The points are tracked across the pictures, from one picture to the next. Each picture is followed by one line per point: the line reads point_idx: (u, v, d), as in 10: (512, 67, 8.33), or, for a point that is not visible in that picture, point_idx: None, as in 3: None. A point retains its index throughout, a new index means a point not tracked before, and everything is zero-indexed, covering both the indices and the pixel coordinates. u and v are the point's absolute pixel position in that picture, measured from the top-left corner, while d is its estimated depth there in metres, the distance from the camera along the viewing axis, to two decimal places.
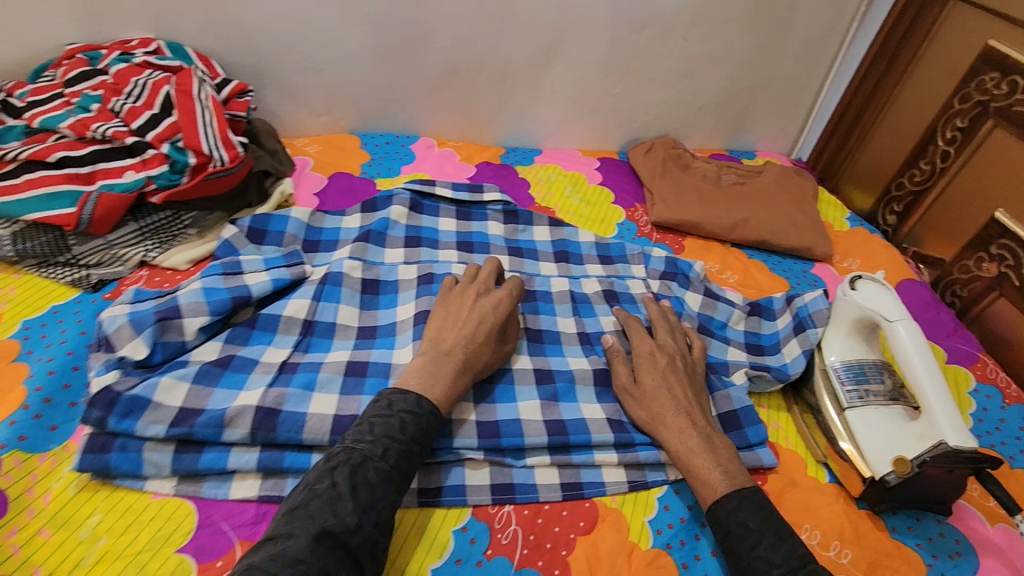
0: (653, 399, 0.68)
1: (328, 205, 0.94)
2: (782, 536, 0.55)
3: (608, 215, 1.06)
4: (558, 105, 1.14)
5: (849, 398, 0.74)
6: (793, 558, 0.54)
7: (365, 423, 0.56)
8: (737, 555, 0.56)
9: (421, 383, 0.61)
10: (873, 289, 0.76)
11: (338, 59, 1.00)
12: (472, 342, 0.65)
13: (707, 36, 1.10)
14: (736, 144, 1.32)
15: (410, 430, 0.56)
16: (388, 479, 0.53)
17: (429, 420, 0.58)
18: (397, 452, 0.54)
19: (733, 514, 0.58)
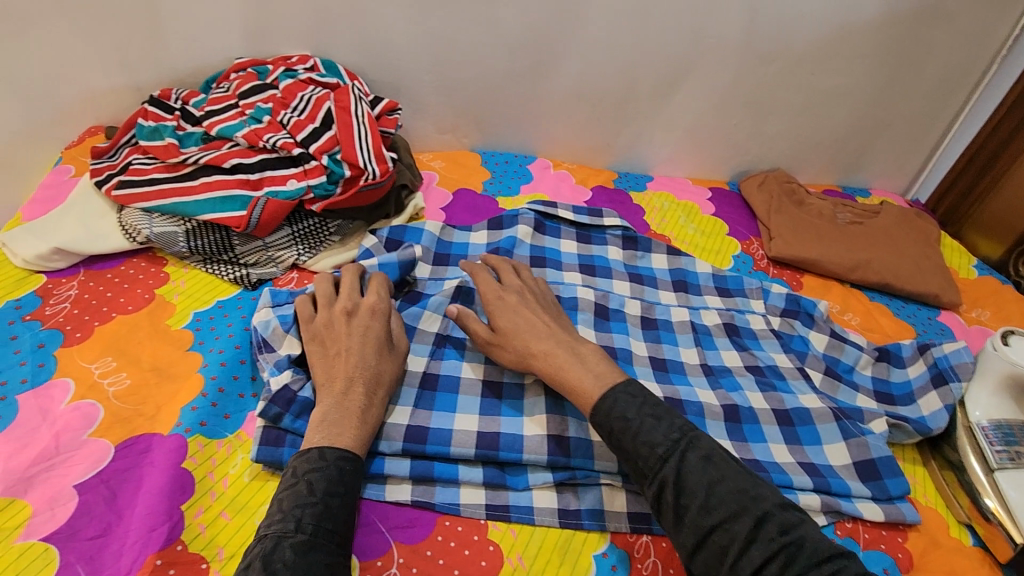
0: (514, 335, 0.69)
1: (455, 221, 0.98)
2: (660, 417, 0.57)
3: (723, 246, 1.05)
4: (674, 133, 1.15)
5: (999, 459, 0.71)
6: (674, 432, 0.56)
7: (273, 503, 0.53)
8: (624, 449, 0.57)
9: (325, 434, 0.57)
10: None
11: (471, 80, 1.04)
12: (366, 370, 0.63)
13: (836, 71, 1.08)
14: (849, 181, 1.29)
15: (321, 487, 0.53)
16: (311, 548, 0.49)
17: (340, 467, 0.55)
18: (313, 516, 0.51)
19: (615, 411, 0.58)
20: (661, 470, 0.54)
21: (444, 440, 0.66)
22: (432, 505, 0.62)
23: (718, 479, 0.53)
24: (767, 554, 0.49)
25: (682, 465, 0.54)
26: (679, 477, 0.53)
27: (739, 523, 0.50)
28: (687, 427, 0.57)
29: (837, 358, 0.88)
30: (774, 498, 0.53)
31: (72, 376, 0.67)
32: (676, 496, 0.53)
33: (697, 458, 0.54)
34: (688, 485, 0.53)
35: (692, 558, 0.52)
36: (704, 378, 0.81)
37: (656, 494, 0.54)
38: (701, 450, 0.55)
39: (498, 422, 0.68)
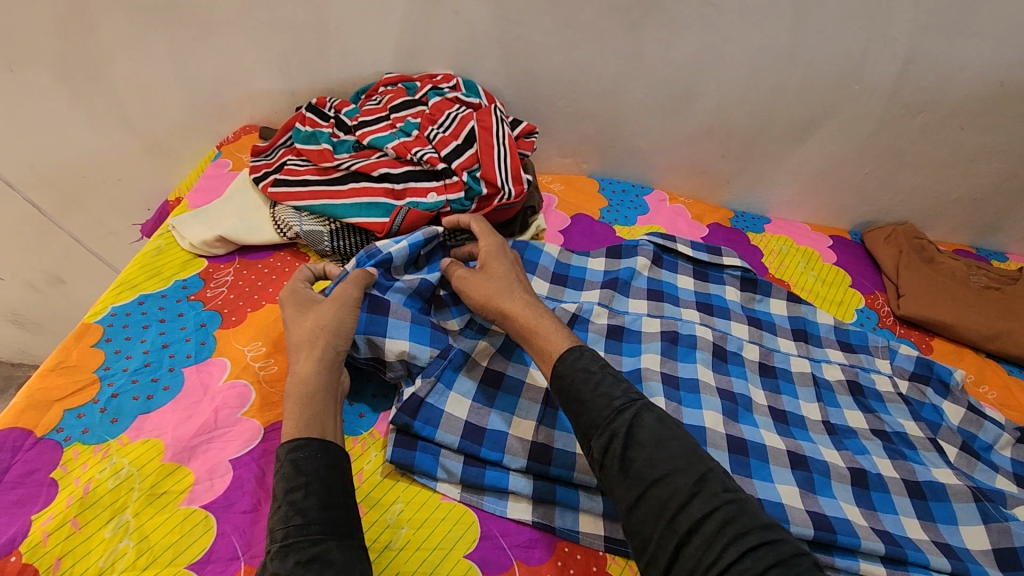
0: (501, 280, 0.72)
1: (573, 245, 1.00)
2: (619, 379, 0.59)
3: (846, 298, 1.01)
4: (799, 177, 1.12)
5: None
6: (632, 392, 0.57)
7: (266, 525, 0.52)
8: (580, 400, 0.57)
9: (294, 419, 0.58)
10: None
11: (601, 109, 1.06)
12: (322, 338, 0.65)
13: (988, 128, 1.02)
14: (983, 243, 1.21)
15: (280, 489, 0.51)
16: (286, 552, 0.47)
17: (291, 463, 0.53)
18: (279, 523, 0.49)
19: (580, 365, 0.60)
20: (614, 421, 0.54)
21: (569, 463, 0.66)
22: (553, 528, 0.62)
23: (669, 436, 0.53)
24: (707, 509, 0.48)
25: (636, 419, 0.54)
26: (630, 431, 0.54)
27: (682, 479, 0.50)
28: (644, 395, 0.58)
29: (973, 433, 0.82)
30: (715, 462, 0.53)
31: (228, 357, 0.72)
32: (624, 447, 0.53)
33: (652, 417, 0.55)
34: (638, 438, 0.53)
35: (630, 513, 0.51)
36: (828, 437, 0.78)
37: (604, 444, 0.54)
38: (656, 412, 0.55)
39: None
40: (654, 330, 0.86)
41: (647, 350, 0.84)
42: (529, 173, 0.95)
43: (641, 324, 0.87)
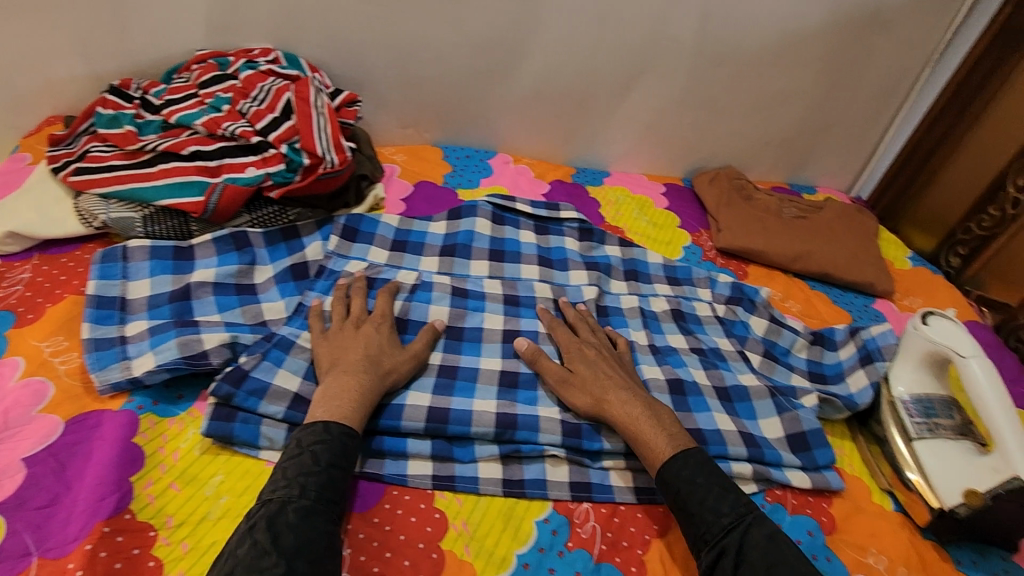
0: (588, 381, 0.72)
1: (414, 212, 1.01)
2: (727, 489, 0.62)
3: (674, 238, 1.10)
4: (630, 131, 1.20)
5: (918, 429, 0.75)
6: (740, 507, 0.60)
7: (279, 468, 0.57)
8: (687, 513, 0.61)
9: (330, 406, 0.63)
10: (944, 325, 0.77)
11: (432, 76, 1.07)
12: (370, 356, 0.69)
13: (782, 74, 1.14)
14: (797, 179, 1.34)
15: (324, 459, 0.58)
16: (313, 513, 0.54)
17: (343, 441, 0.60)
18: (316, 484, 0.56)
19: (682, 471, 0.63)
20: (724, 538, 0.58)
21: (398, 413, 0.69)
22: (381, 476, 0.65)
23: (781, 559, 0.55)
24: None
25: (745, 539, 0.57)
26: (741, 549, 0.57)
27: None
28: (750, 507, 0.61)
29: (774, 341, 0.93)
30: None
31: (22, 355, 0.67)
32: (733, 564, 0.56)
33: (763, 536, 0.58)
34: (751, 558, 0.56)
35: None
36: (652, 356, 0.86)
37: (713, 560, 0.57)
38: (765, 528, 0.58)
39: (450, 400, 0.73)
40: (496, 291, 0.90)
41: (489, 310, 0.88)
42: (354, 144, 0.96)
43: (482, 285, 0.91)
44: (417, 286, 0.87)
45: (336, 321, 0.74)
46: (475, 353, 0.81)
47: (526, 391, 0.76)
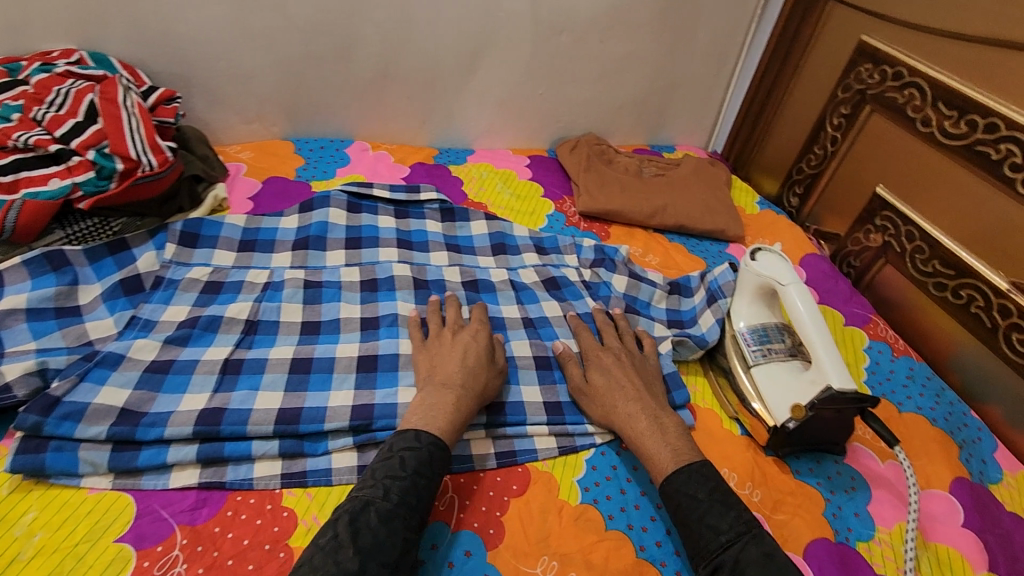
0: (605, 389, 0.73)
1: (262, 208, 0.97)
2: (728, 505, 0.59)
3: (538, 208, 1.12)
4: (486, 107, 1.20)
5: (754, 356, 0.81)
6: (739, 525, 0.58)
7: (369, 471, 0.59)
8: (688, 527, 0.59)
9: (424, 417, 0.64)
10: (769, 258, 0.83)
11: (266, 66, 1.03)
12: (466, 369, 0.69)
13: (622, 39, 1.18)
14: (657, 139, 1.41)
15: (411, 465, 0.58)
16: (394, 518, 0.54)
17: (432, 450, 0.60)
18: (401, 488, 0.56)
19: (684, 485, 0.61)
20: (722, 553, 0.56)
21: (242, 419, 0.65)
22: (222, 484, 0.61)
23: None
24: None
25: (743, 555, 0.55)
26: (737, 566, 0.54)
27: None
28: (753, 525, 0.58)
29: (635, 295, 0.96)
30: None
31: None
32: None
33: (760, 554, 0.55)
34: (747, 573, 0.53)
35: None
36: (524, 330, 0.86)
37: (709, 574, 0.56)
38: (764, 546, 0.55)
39: (303, 398, 0.69)
40: (354, 279, 0.88)
41: (347, 300, 0.85)
42: (177, 147, 0.93)
43: (340, 274, 0.88)
44: (268, 285, 0.84)
45: (435, 325, 0.78)
46: (332, 343, 0.77)
47: (386, 373, 0.74)
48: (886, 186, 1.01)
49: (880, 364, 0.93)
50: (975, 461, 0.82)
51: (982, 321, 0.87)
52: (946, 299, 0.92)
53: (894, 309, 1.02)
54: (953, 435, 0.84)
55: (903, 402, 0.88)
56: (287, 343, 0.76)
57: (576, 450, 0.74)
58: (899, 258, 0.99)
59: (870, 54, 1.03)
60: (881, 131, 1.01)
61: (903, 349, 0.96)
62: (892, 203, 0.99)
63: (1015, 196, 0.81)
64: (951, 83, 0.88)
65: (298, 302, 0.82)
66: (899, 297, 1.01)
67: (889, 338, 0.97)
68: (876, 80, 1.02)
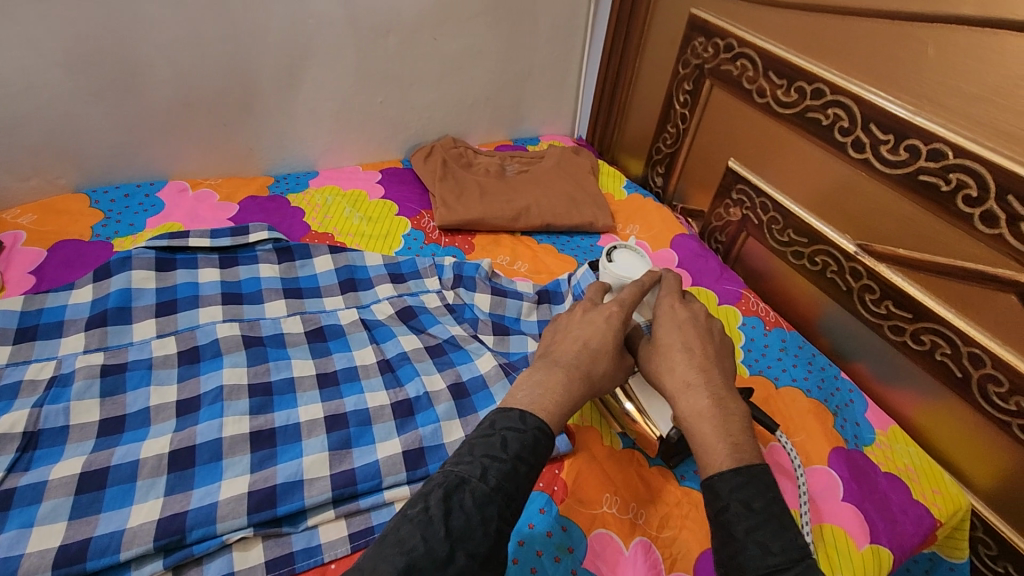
0: (667, 345, 0.62)
1: (47, 283, 0.80)
2: (786, 523, 0.46)
3: (392, 228, 1.02)
4: (321, 123, 1.08)
5: None
6: (797, 550, 0.45)
7: (465, 445, 0.50)
8: (729, 535, 0.47)
9: (530, 397, 0.55)
10: (626, 258, 0.79)
11: (30, 110, 0.86)
12: (585, 351, 0.60)
13: (457, 33, 1.10)
14: (519, 132, 1.34)
15: (513, 448, 0.49)
16: (490, 503, 0.45)
17: (539, 437, 0.51)
18: (501, 472, 0.47)
19: (738, 490, 0.49)
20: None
21: (9, 572, 0.53)
22: None
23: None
24: None
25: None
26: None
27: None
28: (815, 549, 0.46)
29: (502, 315, 0.89)
30: None
31: None
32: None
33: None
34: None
35: None
36: (380, 378, 0.76)
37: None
38: None
39: (95, 523, 0.57)
40: (168, 353, 0.74)
41: (158, 381, 0.71)
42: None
43: (150, 350, 0.74)
44: (53, 381, 0.69)
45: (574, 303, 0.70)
46: (139, 440, 0.65)
47: (207, 467, 0.62)
48: (737, 159, 0.99)
49: (755, 340, 0.93)
50: (849, 426, 0.82)
51: (838, 285, 0.88)
52: (804, 266, 0.92)
53: (763, 280, 1.02)
54: (827, 403, 0.84)
55: (780, 377, 0.88)
56: (77, 454, 0.63)
57: None
58: (758, 229, 0.99)
59: (701, 27, 1.01)
60: (722, 104, 1.00)
61: (775, 321, 0.96)
62: (744, 176, 0.98)
63: (847, 158, 0.81)
64: (776, 51, 0.87)
65: (93, 396, 0.68)
66: (766, 268, 1.00)
67: (760, 312, 0.97)
68: (710, 54, 1.00)
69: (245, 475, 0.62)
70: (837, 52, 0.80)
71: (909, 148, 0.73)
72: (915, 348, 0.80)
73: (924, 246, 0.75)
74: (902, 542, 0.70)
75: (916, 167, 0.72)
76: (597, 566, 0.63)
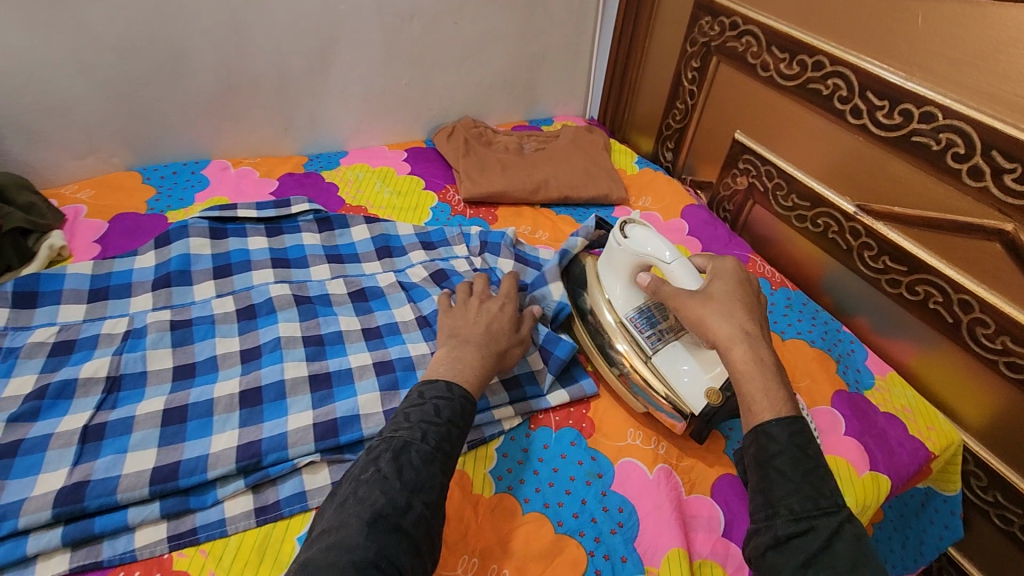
0: (717, 301, 0.62)
1: (111, 250, 0.87)
2: (832, 475, 0.52)
3: (420, 202, 1.09)
4: (350, 104, 1.15)
5: (652, 344, 0.75)
6: (841, 498, 0.51)
7: (401, 414, 0.60)
8: (781, 474, 0.52)
9: (451, 369, 0.65)
10: (641, 233, 0.77)
11: (87, 93, 0.93)
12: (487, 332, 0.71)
13: (476, 17, 1.16)
14: (534, 113, 1.40)
15: (444, 413, 0.60)
16: (434, 460, 0.56)
17: (464, 403, 0.62)
18: (437, 434, 0.57)
19: (793, 436, 0.53)
20: (817, 517, 0.49)
21: (110, 488, 0.59)
22: (101, 563, 0.56)
23: (869, 566, 0.47)
24: None
25: (841, 529, 0.49)
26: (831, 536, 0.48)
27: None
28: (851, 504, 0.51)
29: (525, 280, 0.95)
30: None
31: None
32: (818, 548, 0.48)
33: (854, 534, 0.49)
34: (837, 549, 0.48)
35: None
36: (419, 331, 0.83)
37: (793, 532, 0.49)
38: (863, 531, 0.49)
39: (182, 449, 0.64)
40: (227, 310, 0.81)
41: (222, 334, 0.78)
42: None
43: (211, 308, 0.81)
44: (128, 333, 0.76)
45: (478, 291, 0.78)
46: (210, 383, 0.72)
47: (273, 405, 0.69)
48: (743, 131, 1.06)
49: (762, 298, 1.00)
50: (851, 371, 0.89)
51: (839, 244, 0.94)
52: (808, 228, 0.99)
53: (769, 244, 1.09)
54: (829, 351, 0.91)
55: (786, 330, 0.94)
56: (157, 394, 0.70)
57: (486, 441, 0.73)
58: (764, 197, 1.05)
59: (707, 7, 1.07)
60: (729, 80, 1.06)
61: (781, 281, 1.03)
62: (750, 147, 1.05)
63: (846, 125, 0.87)
64: (778, 27, 0.93)
65: (165, 346, 0.75)
66: (772, 233, 1.07)
67: (767, 273, 1.04)
68: (716, 32, 1.06)
69: (308, 411, 0.69)
70: (836, 26, 0.86)
71: (903, 112, 0.79)
72: (911, 299, 0.86)
73: (917, 203, 0.82)
74: (899, 469, 0.78)
75: (910, 129, 0.79)
76: (625, 489, 0.70)
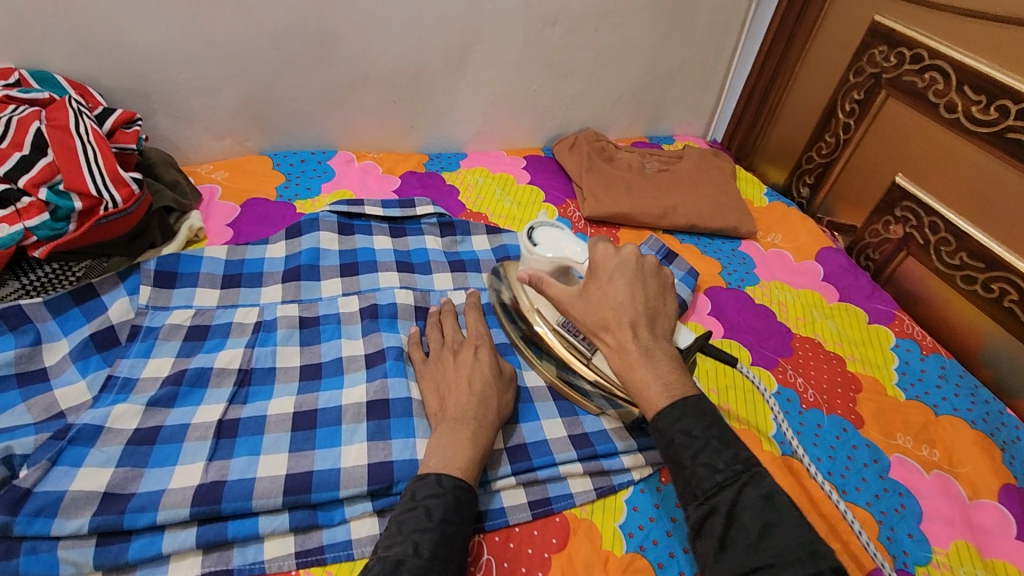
0: None
1: (244, 236, 0.87)
2: (727, 442, 0.50)
3: (540, 215, 1.05)
4: (477, 105, 1.12)
5: (586, 347, 0.71)
6: (738, 462, 0.49)
7: (393, 526, 0.52)
8: (679, 465, 0.50)
9: (438, 457, 0.58)
10: (549, 235, 0.71)
11: (235, 75, 0.93)
12: (476, 396, 0.64)
13: (617, 27, 1.10)
14: (655, 130, 1.34)
15: (437, 513, 0.53)
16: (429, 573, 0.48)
17: (458, 495, 0.55)
18: (431, 542, 0.50)
19: (678, 423, 0.51)
20: (716, 495, 0.48)
21: (246, 492, 0.57)
22: (229, 572, 0.54)
23: (778, 522, 0.46)
24: None
25: (740, 498, 0.47)
26: (732, 509, 0.47)
27: (788, 574, 0.42)
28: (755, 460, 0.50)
29: None
30: (827, 555, 0.43)
31: None
32: (724, 525, 0.47)
33: (757, 496, 0.47)
34: (743, 521, 0.46)
35: None
36: None
37: (701, 517, 0.48)
38: (765, 487, 0.47)
39: (312, 457, 0.62)
40: (352, 310, 0.79)
41: (348, 336, 0.76)
42: (143, 176, 0.83)
43: (337, 306, 0.79)
44: (259, 325, 0.75)
45: (434, 344, 0.73)
46: (337, 388, 0.69)
47: (400, 421, 0.66)
48: (907, 175, 0.96)
49: (910, 364, 0.90)
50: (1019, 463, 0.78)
51: (1017, 316, 0.83)
52: (976, 293, 0.88)
53: (918, 303, 0.98)
54: (993, 436, 0.81)
55: (940, 405, 0.85)
56: (286, 393, 0.68)
57: (614, 490, 0.68)
58: (922, 250, 0.95)
59: (884, 35, 0.98)
60: (898, 117, 0.97)
61: (933, 346, 0.92)
62: (913, 193, 0.95)
63: None
64: (976, 65, 0.84)
65: (293, 344, 0.74)
66: (924, 291, 0.97)
67: (916, 335, 0.94)
68: (892, 63, 0.98)
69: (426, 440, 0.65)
70: None
71: None
72: None
73: None
74: None
75: None
76: None
